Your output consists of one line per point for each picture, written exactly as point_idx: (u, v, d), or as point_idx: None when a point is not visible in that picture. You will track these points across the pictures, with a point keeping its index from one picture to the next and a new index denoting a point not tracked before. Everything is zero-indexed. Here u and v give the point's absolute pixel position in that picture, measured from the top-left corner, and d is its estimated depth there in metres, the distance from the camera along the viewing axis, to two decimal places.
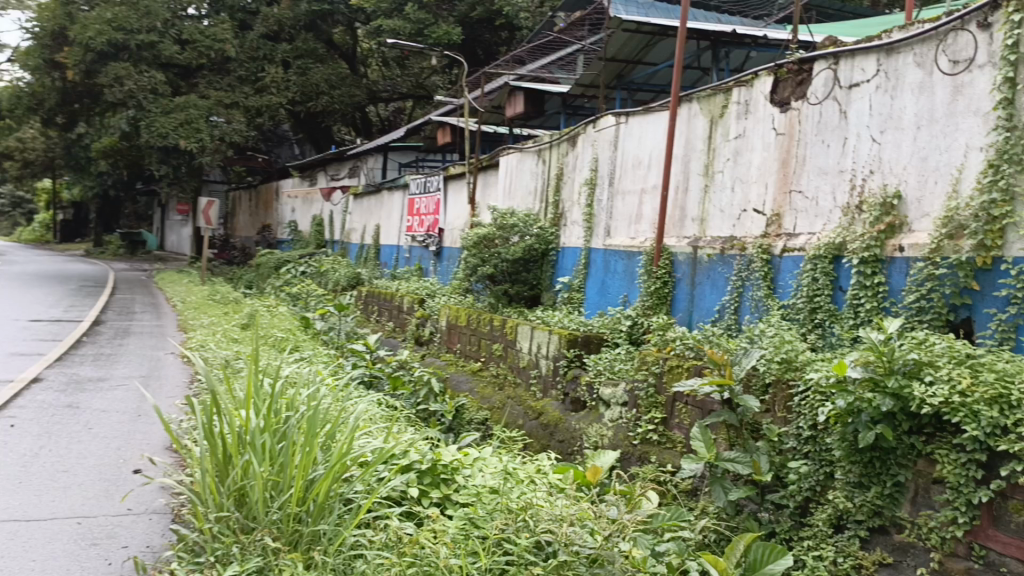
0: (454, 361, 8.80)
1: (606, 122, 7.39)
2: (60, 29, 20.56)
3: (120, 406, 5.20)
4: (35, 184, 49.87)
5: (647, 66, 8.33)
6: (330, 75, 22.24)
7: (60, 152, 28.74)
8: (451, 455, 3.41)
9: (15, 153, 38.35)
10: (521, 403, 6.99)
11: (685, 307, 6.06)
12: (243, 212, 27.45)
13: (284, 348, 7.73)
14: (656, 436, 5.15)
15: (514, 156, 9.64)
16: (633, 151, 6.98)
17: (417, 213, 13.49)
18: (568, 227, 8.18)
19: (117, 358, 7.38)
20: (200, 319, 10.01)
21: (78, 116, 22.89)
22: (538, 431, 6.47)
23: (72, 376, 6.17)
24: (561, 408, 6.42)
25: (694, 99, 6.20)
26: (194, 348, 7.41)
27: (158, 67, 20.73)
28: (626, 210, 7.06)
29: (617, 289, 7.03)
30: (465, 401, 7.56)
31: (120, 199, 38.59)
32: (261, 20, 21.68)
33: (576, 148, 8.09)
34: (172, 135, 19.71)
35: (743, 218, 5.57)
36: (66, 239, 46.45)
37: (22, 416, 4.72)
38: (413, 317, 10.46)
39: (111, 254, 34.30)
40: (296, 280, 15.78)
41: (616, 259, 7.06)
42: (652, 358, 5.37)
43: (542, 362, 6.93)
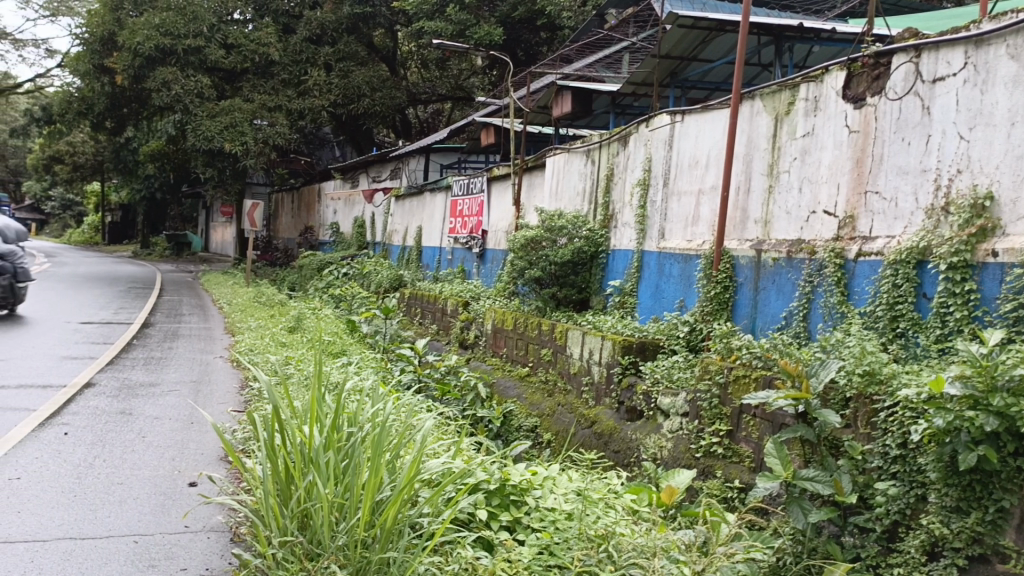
0: (500, 365, 8.61)
1: (660, 121, 7.16)
2: (110, 35, 20.98)
3: (172, 413, 5.12)
4: (85, 187, 51.09)
5: (702, 63, 8.06)
6: (371, 77, 21.97)
7: (109, 155, 29.34)
8: (520, 475, 3.28)
9: (65, 156, 39.34)
10: (572, 411, 6.78)
11: (748, 313, 5.79)
12: (286, 213, 27.66)
13: (331, 352, 7.65)
14: (721, 449, 4.91)
15: (561, 157, 9.43)
16: (689, 150, 6.73)
17: (460, 214, 13.35)
18: (619, 229, 7.94)
19: (167, 361, 7.37)
20: (247, 322, 10.01)
21: (126, 120, 23.31)
22: (591, 440, 6.26)
23: (124, 381, 6.13)
24: (616, 417, 6.20)
25: (757, 96, 5.92)
26: (242, 353, 7.36)
27: (204, 71, 21.05)
28: (682, 211, 6.81)
29: (672, 293, 6.78)
30: (514, 408, 7.38)
31: (167, 201, 39.30)
32: (304, 24, 21.78)
33: (627, 147, 7.85)
34: (217, 138, 20.06)
35: (812, 220, 5.29)
36: (115, 240, 47.47)
37: (74, 424, 4.66)
38: (457, 319, 10.32)
39: (158, 255, 34.91)
40: (339, 282, 15.78)
41: (671, 263, 6.81)
42: (716, 367, 5.14)
43: (594, 369, 6.71)
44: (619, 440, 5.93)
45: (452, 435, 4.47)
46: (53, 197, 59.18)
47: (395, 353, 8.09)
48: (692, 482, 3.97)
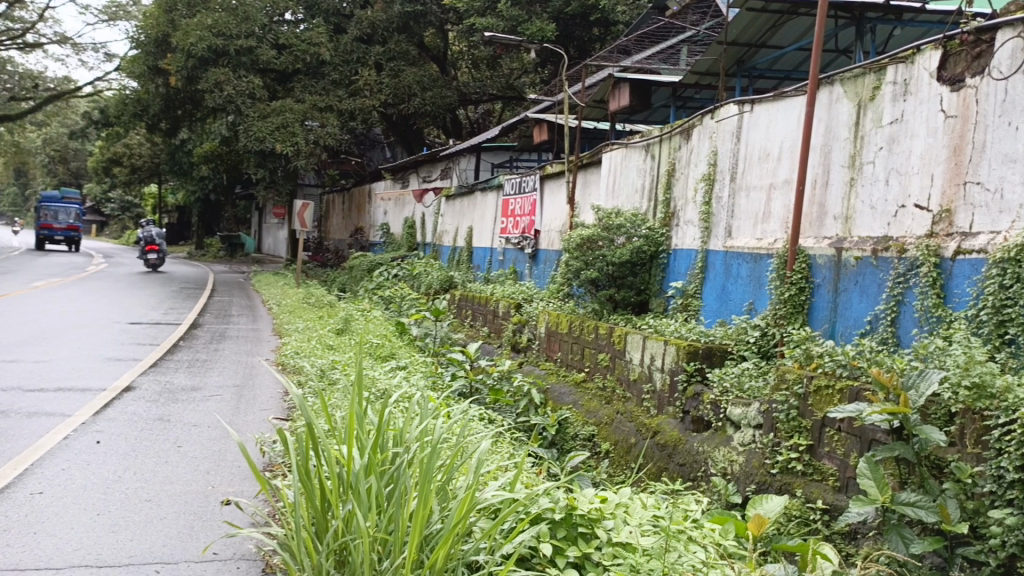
0: (555, 370, 8.27)
1: (727, 112, 6.74)
2: (164, 36, 21.30)
3: (211, 420, 4.91)
4: (143, 189, 52.41)
5: (772, 50, 7.61)
6: (422, 76, 21.87)
7: (165, 158, 29.95)
8: (590, 503, 2.94)
9: (123, 158, 40.43)
10: (632, 420, 6.42)
11: (827, 317, 5.32)
12: (337, 214, 27.77)
13: (378, 355, 7.42)
14: (800, 466, 4.48)
15: (618, 152, 9.05)
16: (760, 142, 6.28)
17: (511, 214, 13.06)
18: (681, 227, 7.52)
19: (212, 364, 7.21)
20: (295, 324, 9.88)
21: (181, 122, 23.68)
22: (653, 452, 5.89)
23: (165, 385, 5.97)
24: (680, 428, 5.81)
25: (836, 81, 5.46)
26: (286, 356, 7.18)
27: (256, 72, 21.26)
28: (750, 208, 6.37)
29: (740, 295, 6.34)
30: (569, 415, 7.05)
31: (220, 202, 40.05)
32: (355, 23, 21.79)
33: (690, 140, 7.43)
34: (269, 139, 20.22)
35: (901, 215, 4.81)
36: (170, 241, 48.61)
37: (110, 431, 4.50)
38: (509, 322, 10.02)
39: (213, 256, 35.55)
40: (389, 283, 15.64)
41: (739, 262, 6.37)
42: (793, 377, 4.71)
43: (656, 377, 6.32)
44: (684, 453, 5.54)
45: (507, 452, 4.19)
46: (113, 200, 60.84)
47: (443, 355, 7.86)
48: (781, 508, 3.57)
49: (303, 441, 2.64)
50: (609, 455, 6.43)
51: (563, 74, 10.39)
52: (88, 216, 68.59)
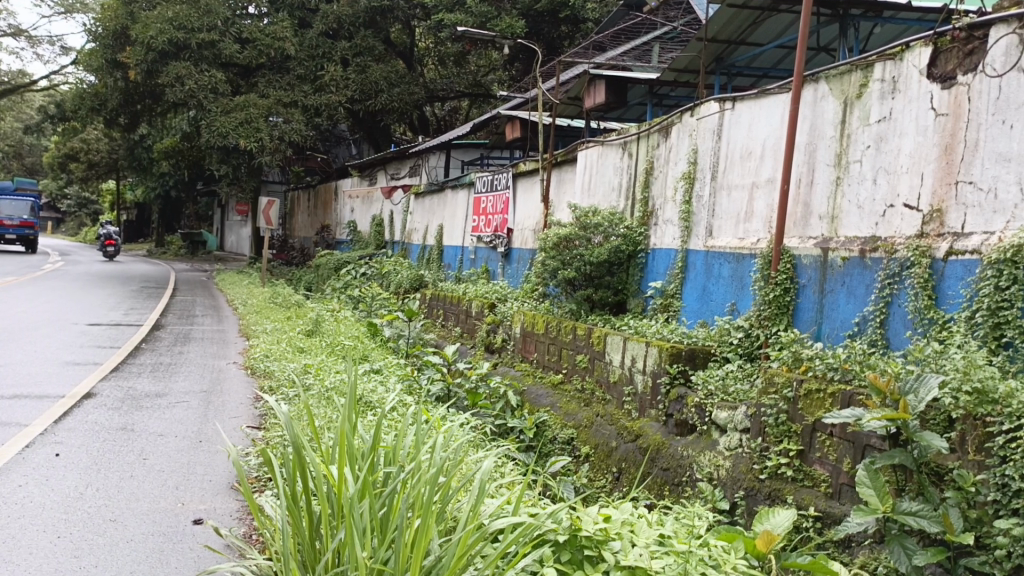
0: (531, 372, 8.12)
1: (707, 109, 6.65)
2: (122, 29, 20.70)
3: (179, 429, 4.65)
4: (100, 185, 51.10)
5: (751, 47, 7.55)
6: (389, 72, 21.55)
7: (124, 154, 29.17)
8: (594, 523, 2.85)
9: (80, 153, 39.39)
10: (612, 423, 6.29)
11: (813, 318, 5.24)
12: (303, 212, 27.28)
13: (351, 358, 7.19)
14: (790, 471, 4.38)
15: (594, 150, 8.92)
16: (741, 140, 6.19)
17: (483, 212, 12.85)
18: (660, 226, 7.40)
19: (177, 368, 6.91)
20: (262, 325, 9.58)
21: (140, 117, 23.03)
22: (635, 457, 5.77)
23: (128, 392, 5.67)
24: (663, 432, 5.70)
25: (821, 78, 5.38)
26: (255, 360, 6.91)
27: (218, 66, 20.76)
28: (732, 207, 6.27)
29: (721, 296, 6.24)
30: (548, 418, 6.90)
31: (181, 199, 39.18)
32: (321, 17, 21.38)
33: (669, 138, 7.32)
34: (232, 135, 19.74)
35: (889, 215, 4.73)
36: (130, 238, 47.52)
37: (70, 443, 4.22)
38: (482, 322, 9.83)
39: (174, 254, 34.77)
40: (357, 283, 15.34)
41: (720, 262, 6.28)
42: (782, 380, 4.61)
43: (637, 380, 6.19)
44: (668, 457, 5.41)
45: (496, 469, 4.05)
46: (70, 196, 59.29)
47: (419, 357, 7.66)
48: (790, 523, 3.50)
49: (290, 462, 2.49)
50: (589, 459, 6.29)
51: (536, 70, 10.23)
52: (45, 213, 66.83)
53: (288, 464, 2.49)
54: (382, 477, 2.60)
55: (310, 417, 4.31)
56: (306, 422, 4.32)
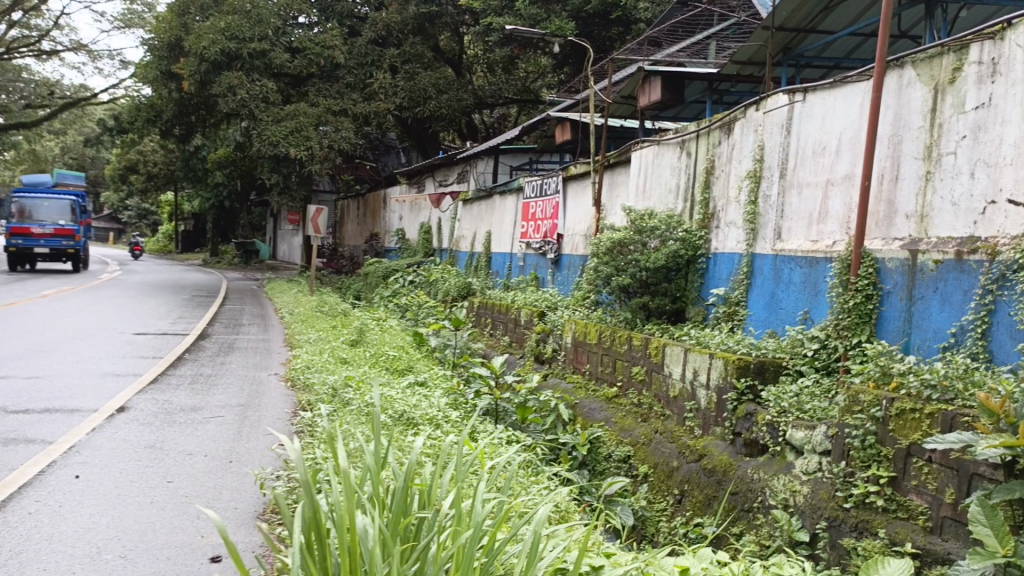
0: (583, 384, 7.73)
1: (776, 102, 6.17)
2: (176, 40, 21.01)
3: (208, 448, 4.38)
4: (159, 197, 52.52)
5: (821, 35, 7.10)
6: (437, 79, 21.42)
7: (179, 165, 29.71)
8: None
9: (139, 165, 40.40)
10: (673, 440, 5.87)
11: (900, 328, 4.73)
12: (352, 220, 27.35)
13: (395, 369, 6.90)
14: (880, 501, 3.89)
15: (650, 150, 8.48)
16: (814, 135, 5.71)
17: (532, 217, 12.51)
18: (722, 229, 6.92)
19: (216, 380, 6.68)
20: (307, 334, 9.38)
21: (194, 128, 23.35)
22: (699, 478, 5.33)
23: (163, 406, 5.44)
24: (730, 451, 5.24)
25: (907, 63, 4.89)
26: (296, 372, 6.66)
27: (269, 76, 20.91)
28: (804, 207, 5.78)
29: (792, 304, 5.77)
30: (602, 433, 6.52)
31: (235, 210, 39.83)
32: (370, 25, 21.40)
33: (732, 135, 6.85)
34: (282, 143, 19.83)
35: (990, 212, 4.21)
36: (187, 248, 48.60)
37: (92, 463, 3.97)
38: (531, 331, 9.46)
39: (227, 264, 35.31)
40: (404, 291, 15.13)
41: (791, 267, 5.81)
42: (869, 398, 4.12)
43: (700, 395, 5.75)
44: (736, 480, 4.96)
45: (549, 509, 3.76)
46: (129, 208, 61.00)
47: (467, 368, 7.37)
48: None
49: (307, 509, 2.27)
50: (648, 479, 5.87)
51: (588, 69, 9.85)
52: (105, 224, 68.93)
53: (307, 508, 2.27)
54: (415, 526, 2.35)
55: (349, 437, 4.04)
56: (344, 441, 4.03)
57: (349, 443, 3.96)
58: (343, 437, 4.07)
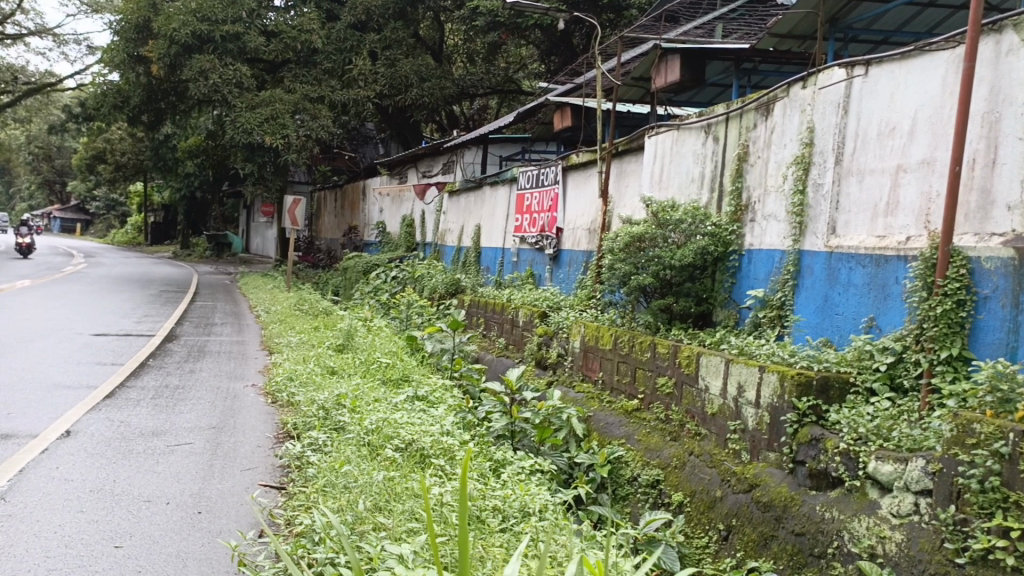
0: (595, 395, 6.96)
1: (830, 78, 5.40)
2: (145, 21, 19.87)
3: (171, 491, 3.52)
4: (129, 186, 51.00)
5: (873, 4, 6.71)
6: (420, 66, 20.44)
7: (149, 155, 28.48)
8: None
9: (107, 154, 38.94)
10: (712, 465, 5.10)
11: (1003, 340, 3.98)
12: (328, 212, 26.34)
13: (390, 381, 6.04)
14: (1010, 560, 3.13)
15: (668, 135, 7.70)
16: (879, 115, 4.96)
17: (527, 210, 11.70)
18: (760, 223, 6.14)
19: (185, 394, 5.76)
20: (287, 337, 8.52)
21: (164, 115, 22.19)
22: (750, 512, 4.58)
23: (119, 430, 4.53)
24: (790, 482, 4.46)
25: (1006, 27, 4.14)
26: (276, 386, 5.78)
27: (243, 61, 19.87)
28: (868, 197, 5.01)
29: (853, 310, 5.02)
30: (624, 453, 5.81)
31: (207, 201, 38.48)
32: (349, 9, 20.43)
33: (771, 117, 6.09)
34: (257, 131, 18.82)
35: None
36: (156, 240, 47.23)
37: (18, 519, 3.09)
38: (532, 334, 8.65)
39: (198, 257, 34.11)
40: (387, 287, 14.21)
41: (850, 267, 5.06)
42: (987, 430, 3.37)
43: (746, 414, 4.97)
44: (801, 518, 4.20)
45: None
46: (97, 199, 59.22)
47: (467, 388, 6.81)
48: None
49: None
50: (684, 510, 5.14)
51: (595, 48, 9.01)
52: (71, 215, 66.93)
53: None
54: None
55: (352, 486, 3.21)
56: (340, 495, 3.17)
57: (356, 495, 3.14)
58: (343, 484, 3.25)
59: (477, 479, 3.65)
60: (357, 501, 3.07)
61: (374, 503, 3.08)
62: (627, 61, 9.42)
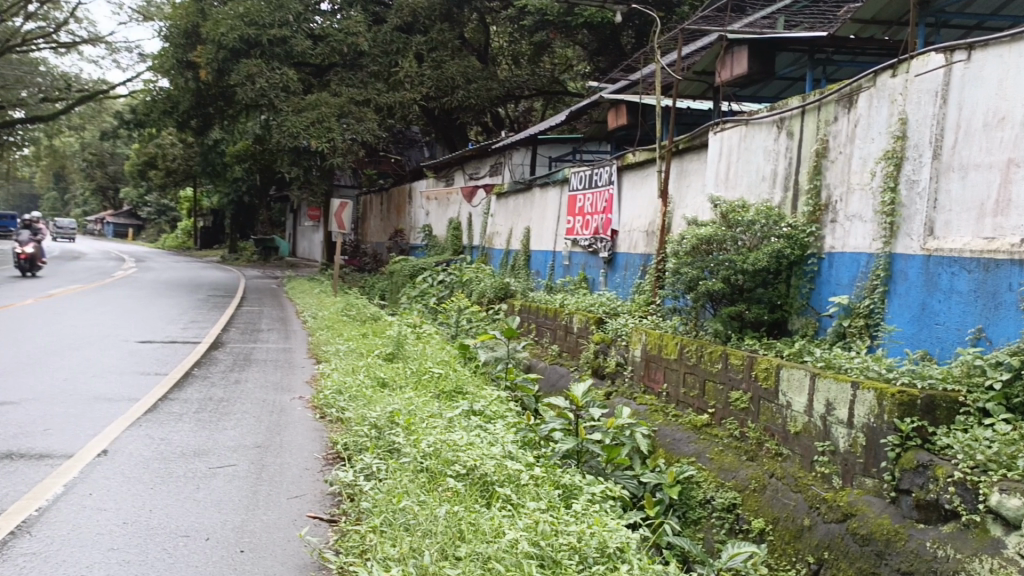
0: (659, 408, 6.53)
1: (926, 65, 4.90)
2: (194, 27, 19.96)
3: (211, 524, 3.26)
4: (179, 192, 51.96)
5: None
6: (466, 68, 20.19)
7: (198, 160, 28.82)
8: None
9: (159, 160, 39.64)
10: (797, 489, 4.66)
11: None
12: (374, 216, 26.29)
13: (443, 394, 5.71)
14: None
15: (735, 131, 7.25)
16: (986, 103, 4.46)
17: (579, 212, 11.30)
18: (843, 224, 5.65)
19: (230, 407, 5.52)
20: (335, 345, 8.28)
21: (213, 120, 22.33)
22: (846, 545, 4.12)
23: (159, 450, 4.30)
24: (892, 513, 4.00)
25: None
26: (325, 400, 5.51)
27: (290, 64, 19.85)
28: (973, 195, 4.51)
29: (959, 320, 4.53)
30: (695, 473, 5.38)
31: (255, 205, 38.89)
32: (395, 11, 20.30)
33: (854, 109, 5.61)
34: (303, 135, 18.76)
35: None
36: (207, 244, 48.10)
37: (43, 558, 2.84)
38: (587, 341, 8.24)
39: (246, 261, 34.47)
40: (434, 291, 13.94)
41: (952, 272, 4.57)
42: None
43: (837, 435, 4.51)
44: (907, 555, 3.75)
45: None
46: (150, 204, 60.52)
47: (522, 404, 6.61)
48: None
49: None
50: (766, 539, 4.70)
51: (654, 41, 8.61)
52: (125, 220, 68.57)
53: None
54: None
55: (414, 530, 2.91)
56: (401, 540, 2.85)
57: (419, 540, 2.83)
58: (404, 526, 2.95)
59: (550, 511, 3.29)
60: (422, 550, 2.77)
61: (440, 551, 2.76)
62: (687, 55, 9.00)
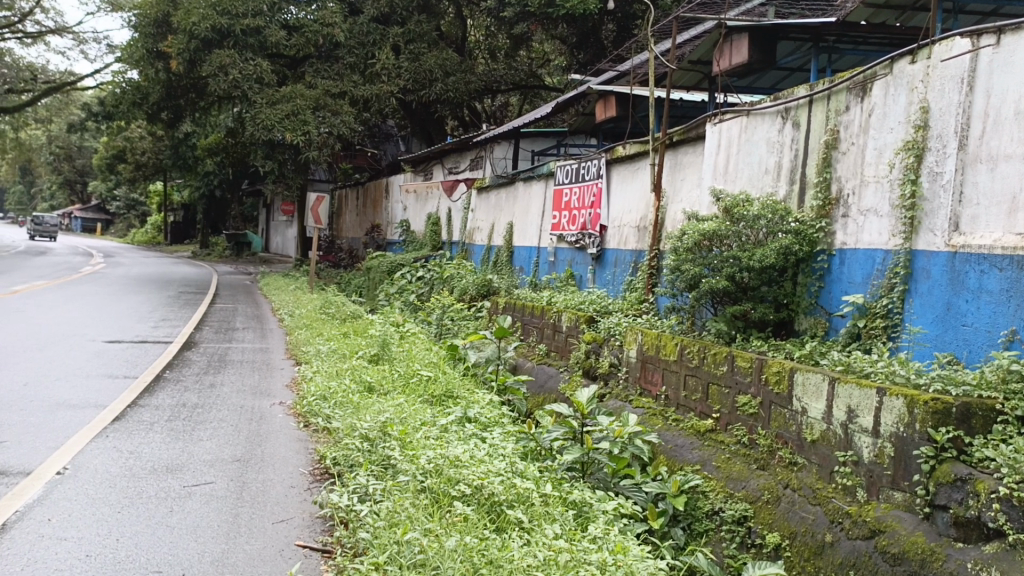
0: (657, 411, 6.19)
1: (951, 51, 4.61)
2: (164, 15, 19.25)
3: (187, 557, 2.86)
4: (149, 186, 50.84)
5: None
6: (445, 60, 19.72)
7: (169, 153, 28.08)
8: None
9: (127, 153, 38.67)
10: (817, 502, 4.33)
11: None
12: (349, 210, 25.75)
13: (433, 400, 5.35)
14: None
15: (735, 121, 6.94)
16: (1018, 90, 4.18)
17: (565, 206, 10.93)
18: (856, 219, 5.35)
19: (204, 415, 5.08)
20: (315, 346, 7.86)
21: (183, 113, 21.64)
22: (874, 564, 3.82)
23: (128, 465, 3.86)
24: (927, 531, 3.70)
25: None
26: (308, 407, 5.10)
27: (263, 55, 19.25)
28: (1004, 188, 4.23)
29: (988, 321, 4.26)
30: (701, 482, 5.04)
31: (227, 199, 38.10)
32: (372, 2, 19.81)
33: (869, 97, 5.31)
34: (277, 127, 18.24)
35: None
36: (177, 238, 47.12)
37: None
38: (577, 341, 7.88)
39: (217, 256, 33.70)
40: (414, 288, 13.52)
41: (981, 270, 4.29)
42: None
43: (860, 444, 4.20)
44: None
45: None
46: (119, 198, 59.25)
47: (515, 407, 6.53)
48: None
49: None
50: (783, 555, 4.36)
51: (647, 29, 8.29)
52: (92, 215, 67.03)
53: None
54: None
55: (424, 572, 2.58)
56: None
57: None
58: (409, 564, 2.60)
59: (568, 538, 2.97)
60: None
61: None
62: (681, 44, 8.71)
